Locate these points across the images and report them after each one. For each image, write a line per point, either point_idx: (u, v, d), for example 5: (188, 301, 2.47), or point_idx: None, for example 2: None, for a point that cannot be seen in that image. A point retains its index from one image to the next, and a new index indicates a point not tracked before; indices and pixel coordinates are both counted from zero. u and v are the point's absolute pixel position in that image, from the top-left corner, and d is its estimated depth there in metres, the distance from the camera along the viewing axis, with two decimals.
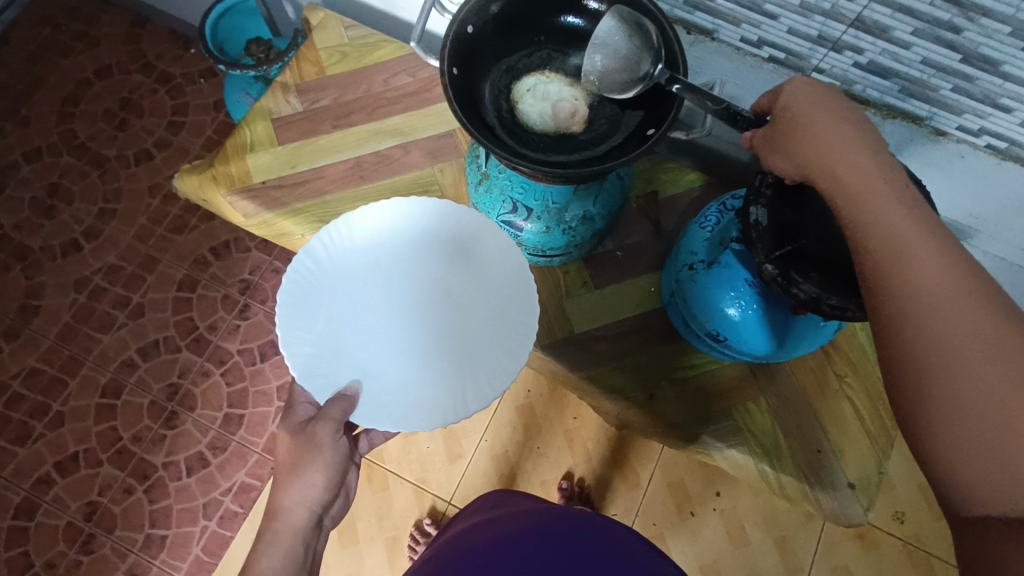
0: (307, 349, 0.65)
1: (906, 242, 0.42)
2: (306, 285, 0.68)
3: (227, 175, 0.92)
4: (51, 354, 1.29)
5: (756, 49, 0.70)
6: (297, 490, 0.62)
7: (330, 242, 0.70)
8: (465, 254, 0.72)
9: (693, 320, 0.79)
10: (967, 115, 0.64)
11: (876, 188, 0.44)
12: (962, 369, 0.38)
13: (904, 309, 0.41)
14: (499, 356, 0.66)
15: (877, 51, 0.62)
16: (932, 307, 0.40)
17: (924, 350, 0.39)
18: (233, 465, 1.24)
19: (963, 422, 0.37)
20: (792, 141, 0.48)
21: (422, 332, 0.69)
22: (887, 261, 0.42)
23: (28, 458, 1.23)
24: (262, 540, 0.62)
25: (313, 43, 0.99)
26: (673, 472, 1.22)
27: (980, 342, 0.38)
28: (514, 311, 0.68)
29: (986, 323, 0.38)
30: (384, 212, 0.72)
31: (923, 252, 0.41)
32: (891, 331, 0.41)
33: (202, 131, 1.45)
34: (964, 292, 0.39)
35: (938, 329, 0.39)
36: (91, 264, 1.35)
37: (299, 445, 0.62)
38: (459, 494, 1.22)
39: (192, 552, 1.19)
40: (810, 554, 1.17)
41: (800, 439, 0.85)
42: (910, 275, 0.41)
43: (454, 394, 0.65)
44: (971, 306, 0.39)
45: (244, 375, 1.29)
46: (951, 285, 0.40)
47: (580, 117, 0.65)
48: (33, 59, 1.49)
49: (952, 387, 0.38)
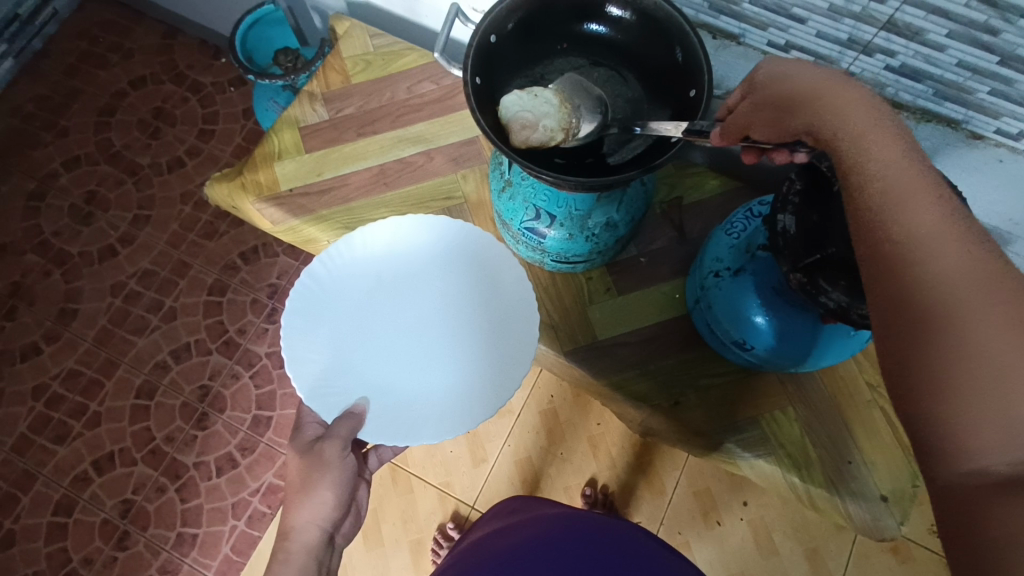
0: (314, 368, 0.66)
1: (901, 184, 0.39)
2: (312, 306, 0.68)
3: (256, 183, 0.94)
4: (89, 355, 1.33)
5: (782, 54, 0.68)
6: (307, 509, 0.63)
7: (332, 263, 0.70)
8: (468, 267, 0.73)
9: (719, 326, 0.78)
10: (1005, 118, 0.61)
11: (866, 130, 0.42)
12: (968, 317, 0.34)
13: (901, 253, 0.37)
14: (504, 365, 0.67)
15: (909, 54, 0.60)
16: (932, 250, 0.36)
17: (927, 295, 0.35)
18: (262, 466, 1.26)
19: (968, 374, 0.33)
20: (783, 102, 0.47)
21: (426, 346, 0.70)
22: (881, 205, 0.39)
23: (67, 457, 1.27)
24: (277, 559, 0.63)
25: (339, 53, 1.00)
26: (700, 480, 1.21)
27: (979, 288, 0.35)
28: (517, 320, 0.69)
29: (984, 266, 0.35)
30: (384, 231, 0.73)
31: (916, 194, 0.38)
32: (887, 275, 0.37)
33: (232, 138, 1.49)
34: (963, 237, 0.36)
35: (937, 272, 0.36)
36: (126, 269, 1.39)
37: (307, 465, 0.63)
38: (483, 498, 1.22)
39: (222, 550, 1.22)
40: (841, 564, 1.15)
41: (830, 450, 0.83)
42: (908, 218, 0.38)
43: (462, 404, 0.66)
44: (970, 249, 0.36)
45: (272, 377, 1.32)
46: (950, 226, 0.37)
47: (528, 135, 0.58)
48: (72, 71, 1.54)
49: (959, 336, 0.34)
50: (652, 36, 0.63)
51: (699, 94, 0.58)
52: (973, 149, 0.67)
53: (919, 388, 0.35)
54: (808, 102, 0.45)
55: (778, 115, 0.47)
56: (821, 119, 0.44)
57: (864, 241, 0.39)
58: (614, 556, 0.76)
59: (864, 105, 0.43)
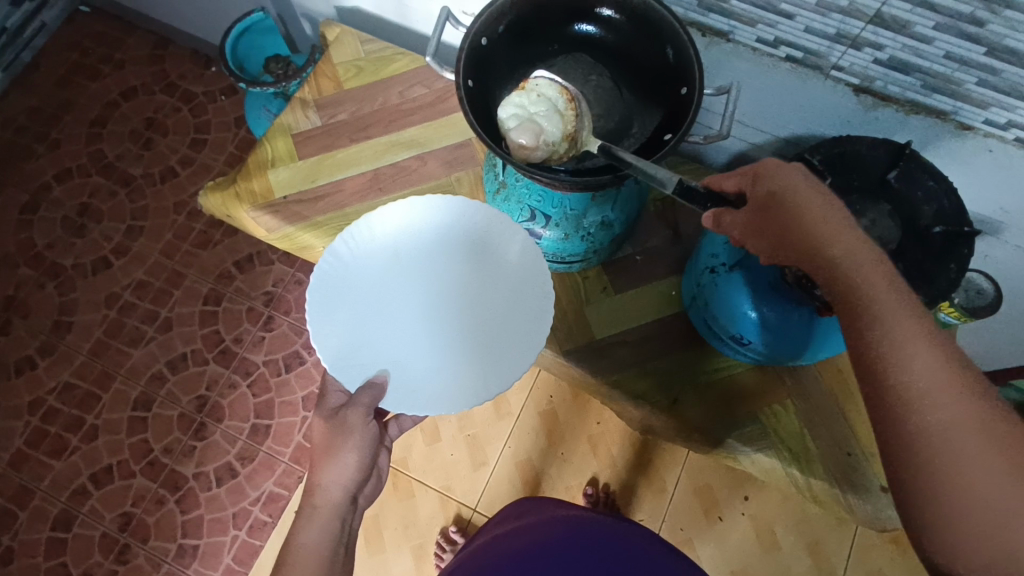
0: (337, 342, 0.66)
1: (902, 334, 0.43)
2: (332, 284, 0.68)
3: (249, 191, 0.94)
4: (84, 368, 1.33)
5: (772, 49, 0.68)
6: (331, 471, 0.63)
7: (353, 242, 0.71)
8: (484, 245, 0.72)
9: (716, 323, 0.78)
10: (993, 108, 0.62)
11: (871, 279, 0.45)
12: (971, 468, 0.39)
13: (903, 406, 0.41)
14: (518, 340, 0.67)
15: (897, 47, 0.60)
16: (932, 404, 0.41)
17: (932, 447, 0.40)
18: (262, 475, 1.26)
19: (966, 515, 0.40)
20: (781, 232, 0.50)
21: (445, 322, 0.70)
22: (883, 356, 0.43)
23: (65, 470, 1.26)
24: (303, 514, 0.64)
25: (330, 59, 1.00)
26: (700, 477, 1.21)
27: (982, 438, 0.40)
28: (533, 295, 0.69)
29: (982, 420, 0.40)
30: (402, 210, 0.72)
31: (913, 343, 0.42)
32: (889, 422, 0.42)
33: (224, 147, 1.49)
34: (958, 384, 0.41)
35: (940, 424, 0.40)
36: (121, 280, 1.39)
37: (331, 430, 0.64)
38: (484, 501, 1.21)
39: (223, 561, 1.21)
40: (844, 558, 1.15)
41: (829, 442, 0.83)
42: (907, 368, 0.42)
43: (479, 377, 0.66)
44: (967, 402, 0.40)
45: (270, 386, 1.31)
46: (948, 378, 0.41)
47: (524, 154, 0.58)
48: (62, 83, 1.54)
49: (961, 486, 0.40)
50: (643, 36, 0.63)
51: (691, 92, 0.58)
52: (963, 139, 0.67)
53: (927, 518, 0.41)
54: (813, 240, 0.48)
55: (778, 231, 0.51)
56: (810, 236, 0.48)
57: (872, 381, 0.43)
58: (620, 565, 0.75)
59: (865, 250, 0.47)
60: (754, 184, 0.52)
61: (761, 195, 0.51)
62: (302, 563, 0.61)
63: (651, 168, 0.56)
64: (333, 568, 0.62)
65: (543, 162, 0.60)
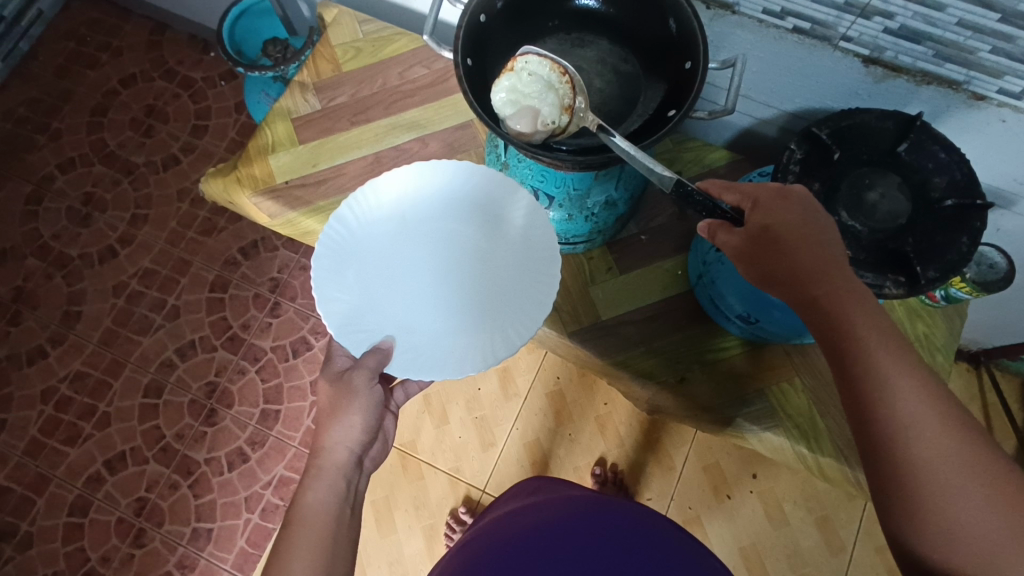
0: (344, 307, 0.66)
1: (888, 371, 0.48)
2: (340, 248, 0.68)
3: (251, 177, 0.93)
4: (95, 357, 1.34)
5: (778, 21, 0.65)
6: (336, 431, 0.64)
7: (359, 208, 0.70)
8: (490, 212, 0.72)
9: (723, 301, 0.78)
10: (1007, 77, 0.59)
11: (860, 319, 0.49)
12: (955, 493, 0.45)
13: (895, 437, 0.47)
14: (524, 305, 0.66)
15: (908, 15, 0.58)
16: (917, 436, 0.46)
17: (918, 475, 0.46)
18: (272, 459, 1.27)
19: (953, 533, 0.45)
20: (767, 263, 0.52)
21: (452, 287, 0.70)
22: (871, 389, 0.48)
23: (79, 457, 1.28)
24: (309, 474, 0.64)
25: (328, 40, 0.99)
26: (708, 454, 1.21)
27: (962, 465, 0.46)
28: (540, 259, 0.68)
29: (963, 450, 0.46)
30: (408, 177, 0.72)
31: (899, 378, 0.47)
32: (879, 448, 0.48)
33: (225, 133, 1.48)
34: (941, 420, 0.47)
35: (925, 454, 0.46)
36: (127, 269, 1.39)
37: (337, 392, 0.64)
38: (493, 482, 1.22)
39: (238, 543, 1.23)
40: (853, 533, 1.15)
41: (836, 422, 0.82)
42: (892, 404, 0.47)
43: (485, 342, 0.66)
44: (950, 436, 0.46)
45: (279, 370, 1.32)
46: (928, 411, 0.47)
47: (520, 131, 0.58)
48: (61, 72, 1.53)
49: (946, 506, 0.45)
50: (645, 8, 0.62)
51: (695, 66, 0.57)
52: (976, 109, 0.65)
53: (919, 540, 0.46)
54: (809, 276, 0.51)
55: (773, 254, 0.52)
56: (795, 261, 0.51)
57: (868, 413, 0.48)
58: (615, 541, 0.76)
59: (846, 281, 0.51)
60: (752, 210, 0.53)
61: (754, 227, 0.53)
62: (309, 522, 0.60)
63: (645, 162, 0.57)
64: (341, 527, 0.61)
65: (546, 142, 0.60)
